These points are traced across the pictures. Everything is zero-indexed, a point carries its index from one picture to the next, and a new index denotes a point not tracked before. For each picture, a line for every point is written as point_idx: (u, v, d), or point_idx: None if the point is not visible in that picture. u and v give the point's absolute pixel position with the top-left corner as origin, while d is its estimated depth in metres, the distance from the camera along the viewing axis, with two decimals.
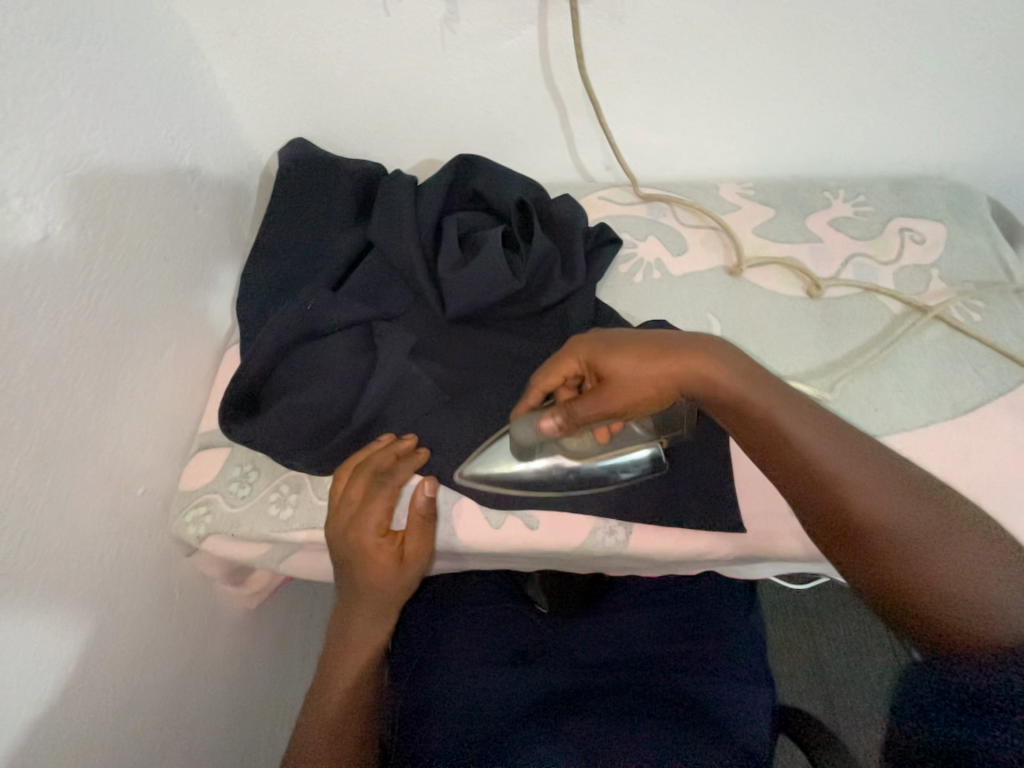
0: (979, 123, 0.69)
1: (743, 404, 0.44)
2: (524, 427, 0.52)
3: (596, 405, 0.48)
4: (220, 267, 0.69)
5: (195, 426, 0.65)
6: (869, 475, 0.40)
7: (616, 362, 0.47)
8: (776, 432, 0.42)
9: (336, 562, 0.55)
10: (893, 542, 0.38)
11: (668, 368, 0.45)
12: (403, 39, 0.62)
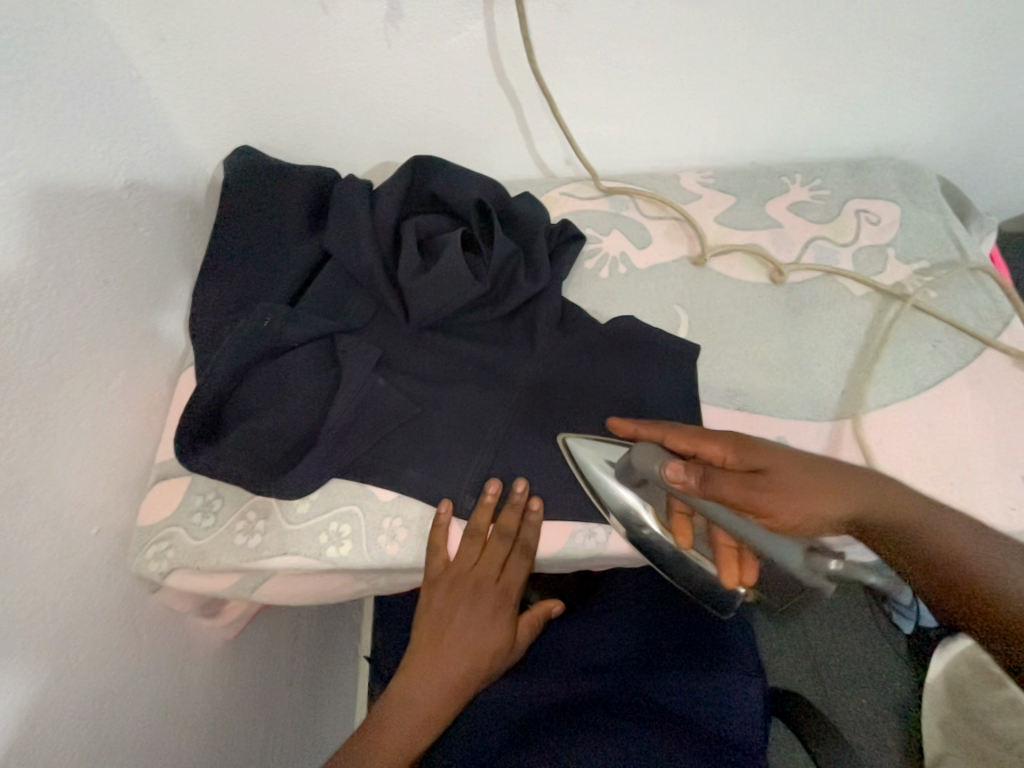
0: (926, 102, 0.70)
1: (918, 538, 0.40)
2: (647, 459, 0.52)
3: (742, 491, 0.47)
4: (169, 287, 0.66)
5: (151, 456, 0.62)
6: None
7: (770, 455, 0.47)
8: (971, 572, 0.38)
9: (437, 632, 0.56)
10: None
11: (826, 486, 0.44)
12: (345, 38, 0.60)
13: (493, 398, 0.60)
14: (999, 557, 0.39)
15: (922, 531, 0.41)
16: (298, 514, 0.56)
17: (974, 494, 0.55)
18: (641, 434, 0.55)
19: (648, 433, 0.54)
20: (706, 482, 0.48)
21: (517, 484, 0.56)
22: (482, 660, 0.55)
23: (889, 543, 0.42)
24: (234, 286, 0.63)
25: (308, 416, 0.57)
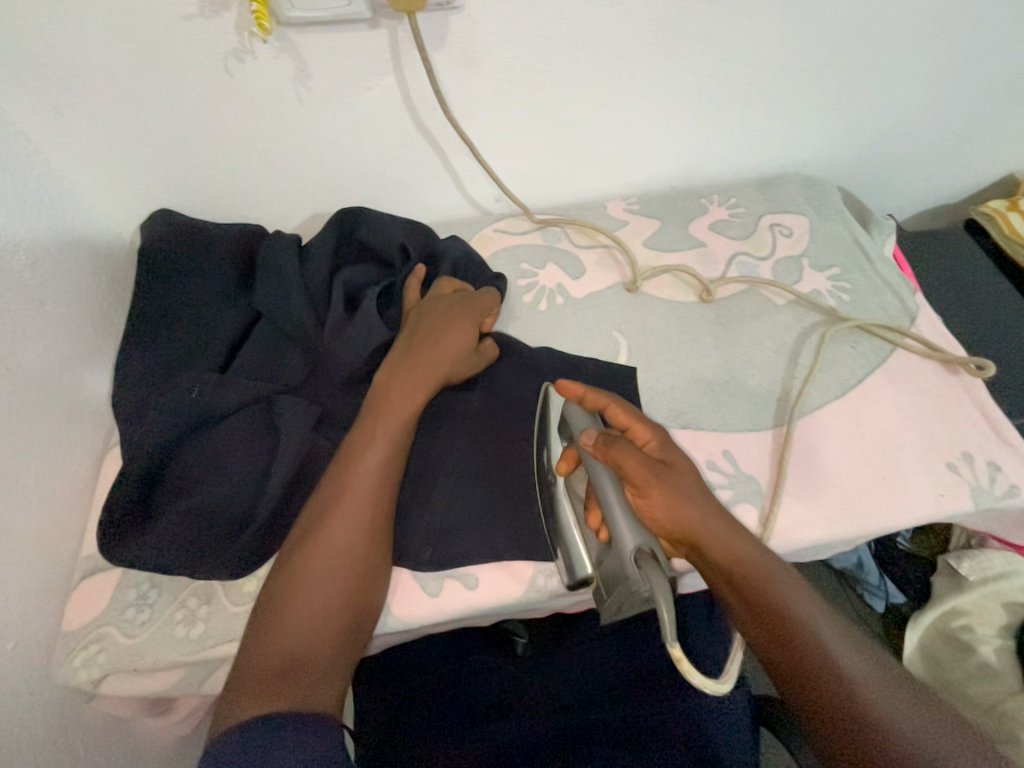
0: (817, 122, 0.77)
1: (806, 635, 0.43)
2: (580, 424, 0.54)
3: (645, 468, 0.49)
4: (87, 363, 0.62)
5: (77, 550, 0.57)
6: (961, 763, 0.37)
7: (681, 457, 0.51)
8: (824, 654, 0.42)
9: (403, 328, 0.59)
10: (843, 693, 0.40)
11: (729, 535, 0.48)
12: (255, 98, 0.59)
13: (442, 445, 0.58)
14: (879, 683, 0.41)
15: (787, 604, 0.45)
16: (244, 594, 0.53)
17: (906, 485, 0.58)
18: (586, 400, 0.55)
19: (591, 402, 0.55)
20: (611, 443, 0.50)
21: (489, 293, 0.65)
22: (442, 363, 0.56)
23: (779, 635, 0.43)
24: (158, 356, 0.60)
25: (246, 489, 0.54)
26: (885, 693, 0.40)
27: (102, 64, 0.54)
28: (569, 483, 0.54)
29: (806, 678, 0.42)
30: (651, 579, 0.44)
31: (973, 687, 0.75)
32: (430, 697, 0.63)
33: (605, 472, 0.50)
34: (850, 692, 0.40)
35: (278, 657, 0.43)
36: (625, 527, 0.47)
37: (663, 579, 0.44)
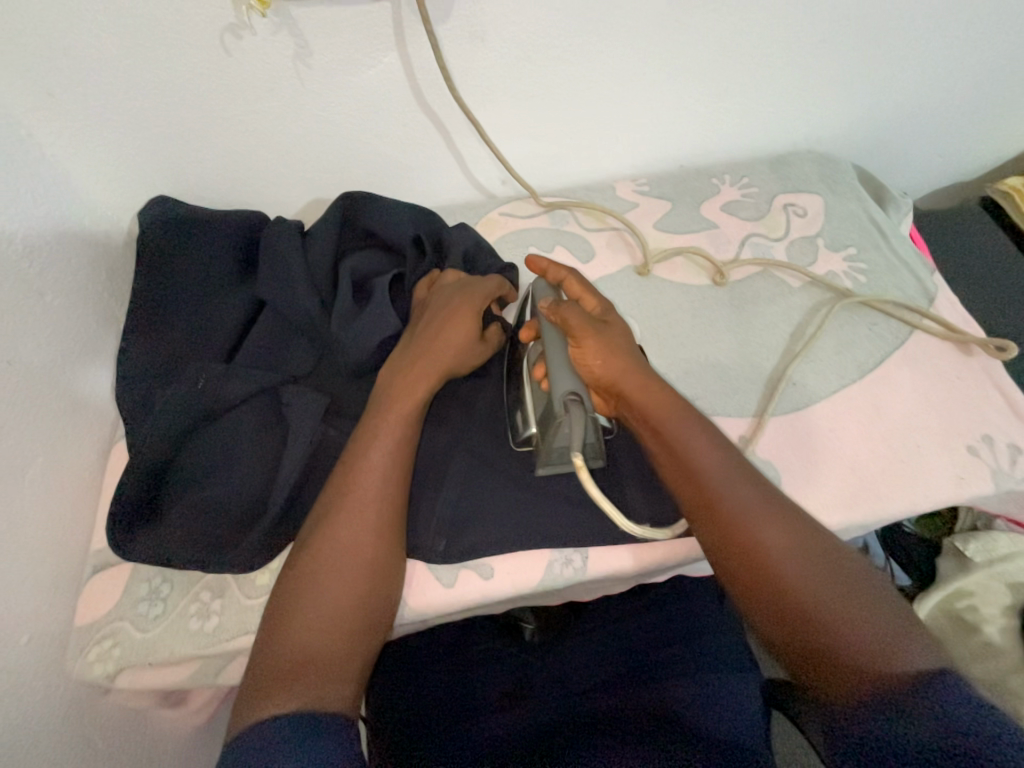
0: (833, 98, 0.74)
1: (711, 475, 0.46)
2: (541, 297, 0.55)
3: (585, 324, 0.49)
4: (89, 355, 0.61)
5: (86, 544, 0.57)
6: (822, 578, 0.42)
7: (621, 322, 0.52)
8: (723, 491, 0.45)
9: (408, 322, 0.57)
10: (732, 519, 0.44)
11: (668, 400, 0.48)
12: (253, 77, 0.57)
13: (454, 434, 0.58)
14: (782, 531, 0.44)
15: (698, 452, 0.46)
16: (257, 587, 0.52)
17: (924, 468, 0.58)
18: (548, 275, 0.57)
19: (553, 277, 0.57)
20: (560, 305, 0.51)
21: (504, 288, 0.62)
22: (445, 358, 0.54)
23: (686, 474, 0.46)
24: (164, 347, 0.59)
25: (254, 481, 0.54)
26: (780, 537, 0.43)
27: (93, 42, 0.52)
28: (528, 353, 0.55)
29: (700, 505, 0.45)
30: (573, 420, 0.46)
31: (975, 668, 0.75)
32: (442, 691, 0.63)
33: (553, 331, 0.51)
34: (737, 517, 0.44)
35: (290, 660, 0.42)
36: (561, 372, 0.48)
37: (583, 418, 0.46)
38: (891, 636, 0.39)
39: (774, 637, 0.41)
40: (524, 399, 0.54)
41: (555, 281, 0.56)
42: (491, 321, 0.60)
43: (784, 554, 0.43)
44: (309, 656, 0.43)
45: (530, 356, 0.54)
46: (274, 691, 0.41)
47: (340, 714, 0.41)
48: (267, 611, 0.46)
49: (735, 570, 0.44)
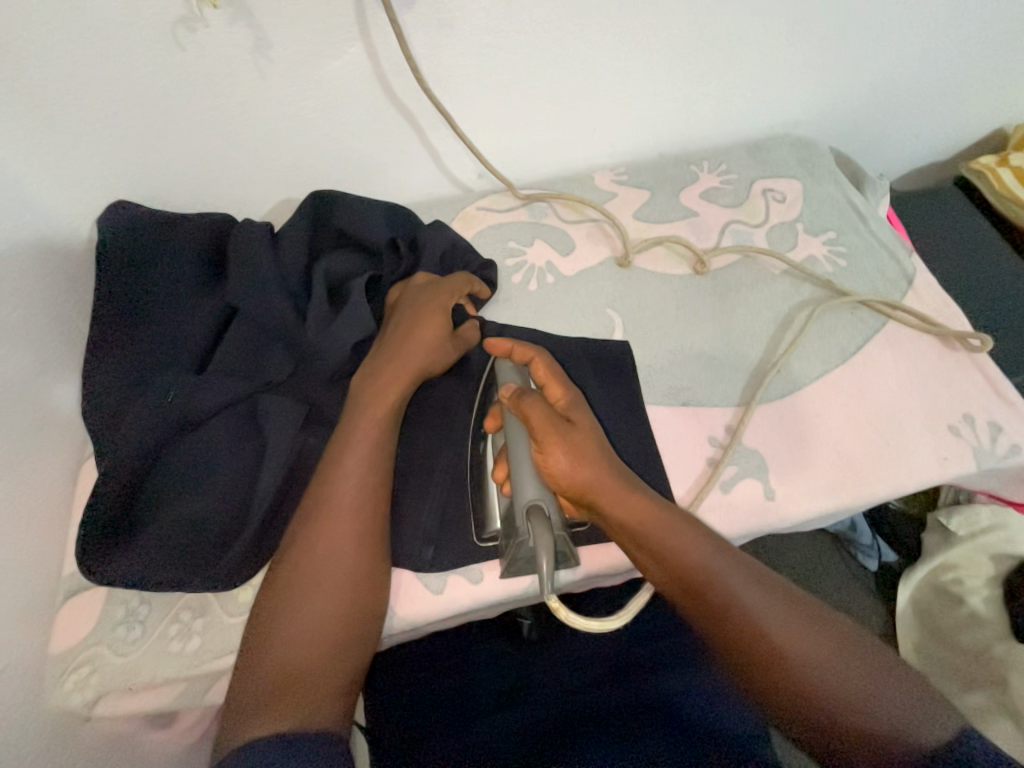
0: (808, 81, 0.74)
1: (708, 581, 0.44)
2: (504, 382, 0.53)
3: (546, 427, 0.48)
4: (52, 371, 0.58)
5: (58, 569, 0.54)
6: (840, 676, 0.40)
7: (587, 416, 0.50)
8: (720, 596, 0.44)
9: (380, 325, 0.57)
10: (738, 627, 0.43)
11: (644, 502, 0.46)
12: (211, 72, 0.54)
13: (438, 438, 0.56)
14: (791, 629, 0.42)
15: (690, 556, 0.45)
16: (240, 604, 0.51)
17: (908, 450, 0.58)
18: (513, 355, 0.55)
19: (518, 357, 0.54)
20: (521, 398, 0.49)
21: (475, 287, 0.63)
22: (417, 358, 0.54)
23: (683, 582, 0.45)
24: (130, 360, 0.56)
25: (231, 497, 0.52)
26: (791, 638, 0.42)
27: (35, 38, 0.49)
28: (494, 444, 0.54)
29: (704, 614, 0.44)
30: (536, 538, 0.45)
31: (963, 637, 0.77)
32: (438, 697, 0.62)
33: (519, 430, 0.50)
34: (743, 625, 0.43)
35: (273, 678, 0.41)
36: (527, 481, 0.47)
37: (547, 535, 0.45)
38: (910, 715, 0.38)
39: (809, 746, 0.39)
40: (490, 496, 0.53)
41: (520, 362, 0.54)
42: (464, 320, 0.60)
43: (796, 653, 0.41)
44: (293, 673, 0.42)
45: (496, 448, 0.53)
46: (258, 714, 0.40)
47: (326, 732, 0.41)
48: (248, 627, 0.45)
49: (753, 683, 0.42)
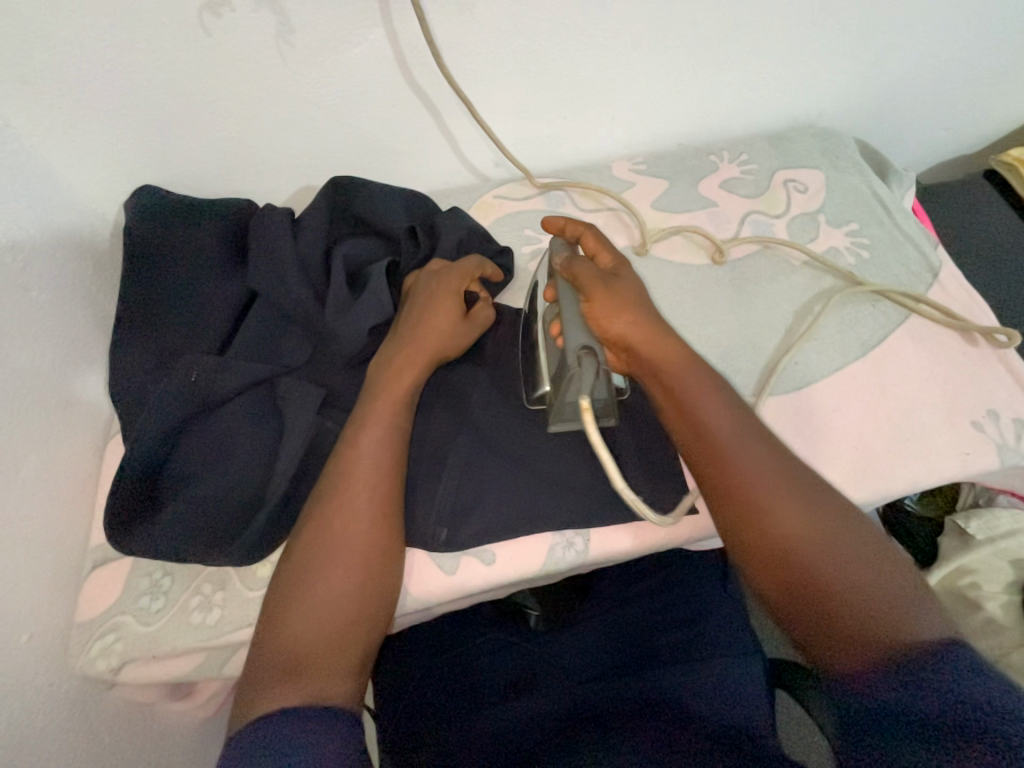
0: (833, 70, 0.72)
1: (717, 429, 0.46)
2: (556, 253, 0.56)
3: (592, 280, 0.50)
4: (81, 351, 0.60)
5: (84, 541, 0.56)
6: (828, 537, 0.41)
7: (634, 276, 0.52)
8: (727, 444, 0.45)
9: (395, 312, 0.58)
10: (735, 473, 0.44)
11: (678, 355, 0.49)
12: (234, 58, 0.55)
13: (452, 422, 0.57)
14: (790, 488, 0.43)
15: (703, 407, 0.47)
16: (258, 579, 0.52)
17: (928, 444, 0.57)
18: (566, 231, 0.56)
19: (571, 232, 0.56)
20: (572, 262, 0.52)
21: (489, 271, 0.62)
22: (431, 343, 0.54)
23: (691, 428, 0.47)
24: (154, 340, 0.58)
25: (251, 474, 0.53)
26: (788, 495, 0.43)
27: (68, 25, 0.50)
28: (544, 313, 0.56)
29: (704, 457, 0.46)
30: (584, 373, 0.48)
31: (983, 639, 0.73)
32: (449, 683, 0.63)
33: (568, 289, 0.52)
34: (741, 470, 0.44)
35: (287, 652, 0.42)
36: (576, 329, 0.50)
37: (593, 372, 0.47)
38: (890, 596, 0.38)
39: (779, 599, 0.40)
40: (538, 358, 0.55)
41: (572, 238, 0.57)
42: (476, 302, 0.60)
43: (786, 502, 0.43)
44: (307, 649, 0.43)
45: (546, 316, 0.55)
46: (272, 686, 0.41)
47: (342, 706, 0.41)
48: (264, 602, 0.46)
49: (736, 527, 0.43)
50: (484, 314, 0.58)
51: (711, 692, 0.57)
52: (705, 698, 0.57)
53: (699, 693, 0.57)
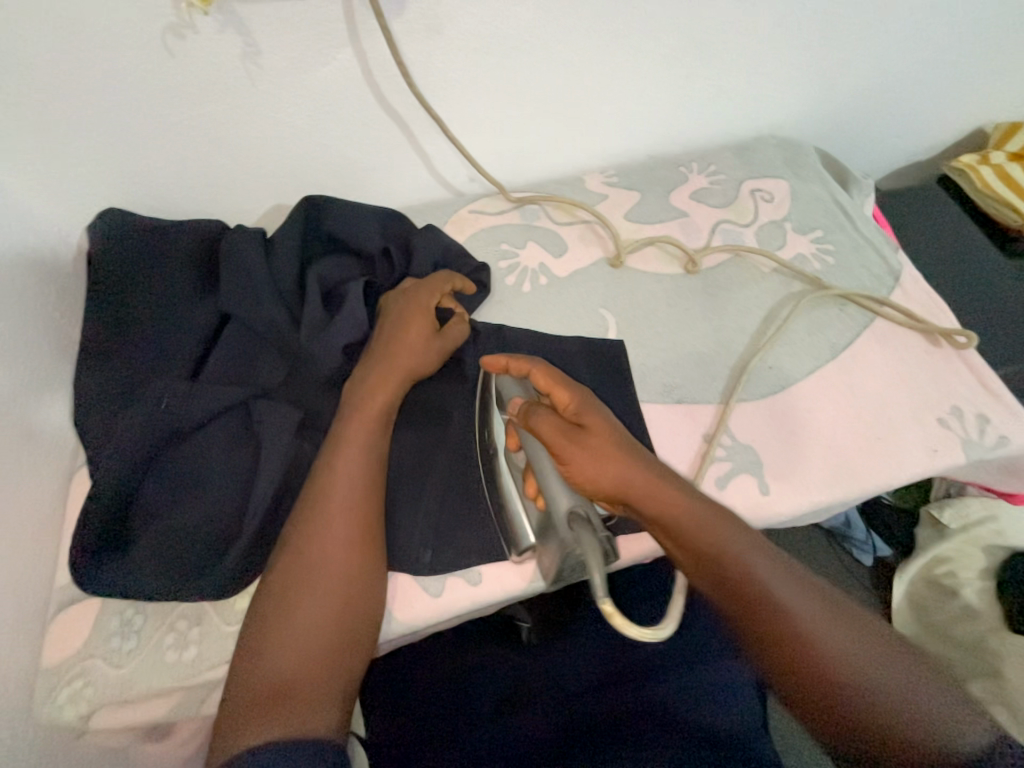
0: (792, 83, 0.75)
1: (746, 578, 0.44)
2: (511, 395, 0.54)
3: (558, 435, 0.48)
4: (44, 381, 0.58)
5: (50, 581, 0.54)
6: (877, 670, 0.41)
7: (599, 418, 0.49)
8: (759, 592, 0.44)
9: (370, 331, 0.58)
10: (776, 623, 0.42)
11: (681, 495, 0.47)
12: (199, 79, 0.54)
13: (433, 441, 0.56)
14: (825, 624, 0.43)
15: (727, 552, 0.45)
16: (236, 612, 0.51)
17: (898, 443, 0.59)
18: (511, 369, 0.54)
19: (516, 371, 0.54)
20: (532, 414, 0.50)
21: (462, 287, 0.62)
22: (406, 361, 0.54)
23: (720, 578, 0.45)
24: (122, 368, 0.56)
25: (226, 503, 0.51)
26: (828, 633, 0.42)
27: (22, 47, 0.49)
28: (513, 466, 0.53)
29: (744, 609, 0.44)
30: (583, 544, 0.44)
31: (956, 628, 0.78)
32: (434, 703, 0.61)
33: (539, 445, 0.50)
34: (780, 618, 0.43)
35: (265, 684, 0.41)
36: (559, 490, 0.48)
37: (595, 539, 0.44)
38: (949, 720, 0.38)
39: (848, 747, 0.39)
40: (517, 518, 0.51)
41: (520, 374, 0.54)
42: (450, 317, 0.60)
43: (829, 643, 0.42)
44: (287, 681, 0.41)
45: (517, 469, 0.53)
46: (250, 724, 0.39)
47: (326, 736, 0.40)
48: (240, 636, 0.44)
49: (793, 690, 0.41)
50: (460, 329, 0.58)
51: (700, 699, 0.58)
52: (696, 705, 0.57)
53: (689, 700, 0.57)
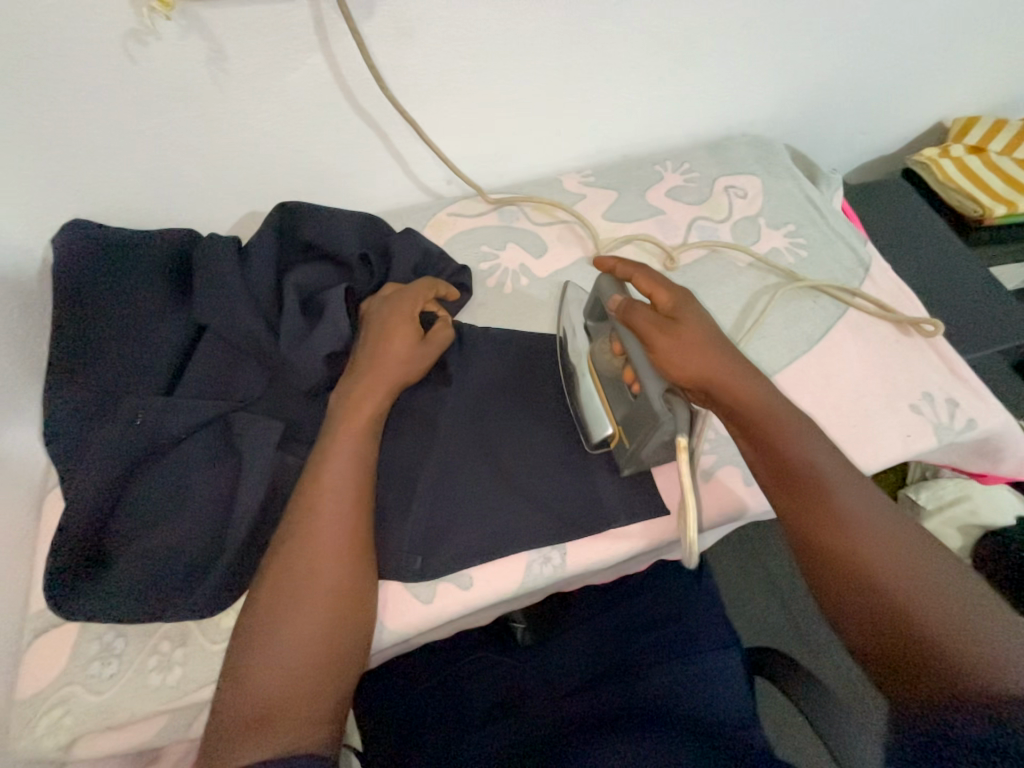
0: (760, 81, 0.77)
1: (806, 466, 0.47)
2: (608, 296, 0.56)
3: (652, 327, 0.50)
4: (9, 403, 0.56)
5: (22, 611, 0.51)
6: (916, 570, 0.43)
7: (694, 316, 0.52)
8: (814, 478, 0.47)
9: (351, 339, 0.57)
10: (826, 505, 0.46)
11: (759, 391, 0.49)
12: (163, 85, 0.53)
13: (419, 446, 0.56)
14: (873, 517, 0.45)
15: (789, 443, 0.48)
16: (222, 630, 0.49)
17: (874, 429, 0.60)
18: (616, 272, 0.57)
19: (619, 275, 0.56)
20: (630, 309, 0.52)
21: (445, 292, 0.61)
22: (390, 368, 0.53)
23: (778, 466, 0.48)
24: (93, 385, 0.54)
25: (208, 519, 0.50)
26: (873, 524, 0.45)
27: None
28: (602, 363, 0.54)
29: (795, 492, 0.47)
30: (677, 419, 0.47)
31: None
32: (428, 709, 0.61)
33: (634, 340, 0.51)
34: (827, 501, 0.46)
35: (253, 706, 0.40)
36: (653, 376, 0.49)
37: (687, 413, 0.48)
38: (980, 635, 0.40)
39: (867, 628, 0.42)
40: (596, 408, 0.53)
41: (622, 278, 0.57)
42: (433, 323, 0.59)
43: (870, 533, 0.45)
44: (275, 701, 0.40)
45: (605, 366, 0.54)
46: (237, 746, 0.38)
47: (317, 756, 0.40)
48: (227, 653, 0.43)
49: (826, 564, 0.45)
50: (444, 335, 0.58)
51: (695, 692, 0.58)
52: (691, 699, 0.58)
53: (684, 694, 0.58)
